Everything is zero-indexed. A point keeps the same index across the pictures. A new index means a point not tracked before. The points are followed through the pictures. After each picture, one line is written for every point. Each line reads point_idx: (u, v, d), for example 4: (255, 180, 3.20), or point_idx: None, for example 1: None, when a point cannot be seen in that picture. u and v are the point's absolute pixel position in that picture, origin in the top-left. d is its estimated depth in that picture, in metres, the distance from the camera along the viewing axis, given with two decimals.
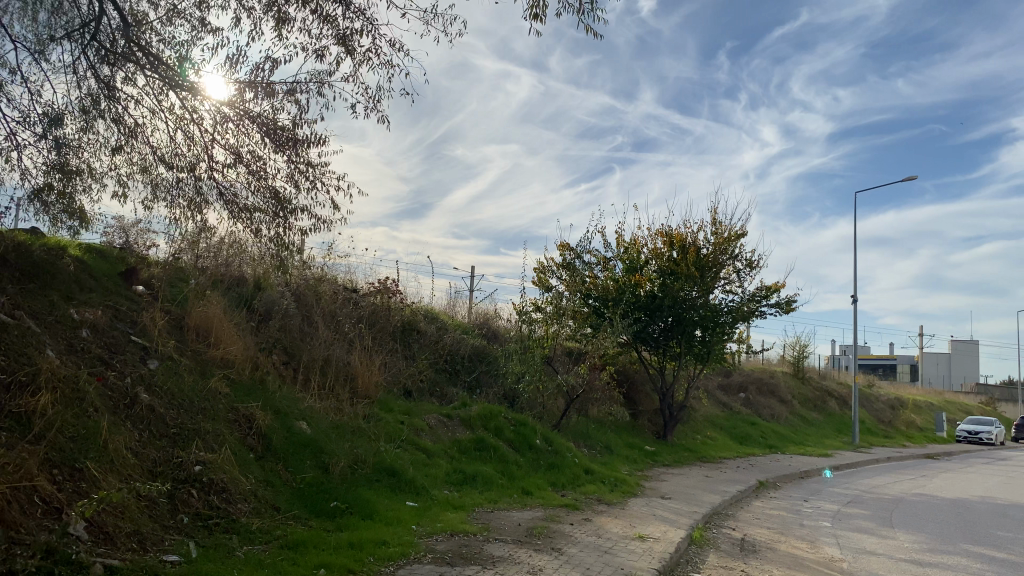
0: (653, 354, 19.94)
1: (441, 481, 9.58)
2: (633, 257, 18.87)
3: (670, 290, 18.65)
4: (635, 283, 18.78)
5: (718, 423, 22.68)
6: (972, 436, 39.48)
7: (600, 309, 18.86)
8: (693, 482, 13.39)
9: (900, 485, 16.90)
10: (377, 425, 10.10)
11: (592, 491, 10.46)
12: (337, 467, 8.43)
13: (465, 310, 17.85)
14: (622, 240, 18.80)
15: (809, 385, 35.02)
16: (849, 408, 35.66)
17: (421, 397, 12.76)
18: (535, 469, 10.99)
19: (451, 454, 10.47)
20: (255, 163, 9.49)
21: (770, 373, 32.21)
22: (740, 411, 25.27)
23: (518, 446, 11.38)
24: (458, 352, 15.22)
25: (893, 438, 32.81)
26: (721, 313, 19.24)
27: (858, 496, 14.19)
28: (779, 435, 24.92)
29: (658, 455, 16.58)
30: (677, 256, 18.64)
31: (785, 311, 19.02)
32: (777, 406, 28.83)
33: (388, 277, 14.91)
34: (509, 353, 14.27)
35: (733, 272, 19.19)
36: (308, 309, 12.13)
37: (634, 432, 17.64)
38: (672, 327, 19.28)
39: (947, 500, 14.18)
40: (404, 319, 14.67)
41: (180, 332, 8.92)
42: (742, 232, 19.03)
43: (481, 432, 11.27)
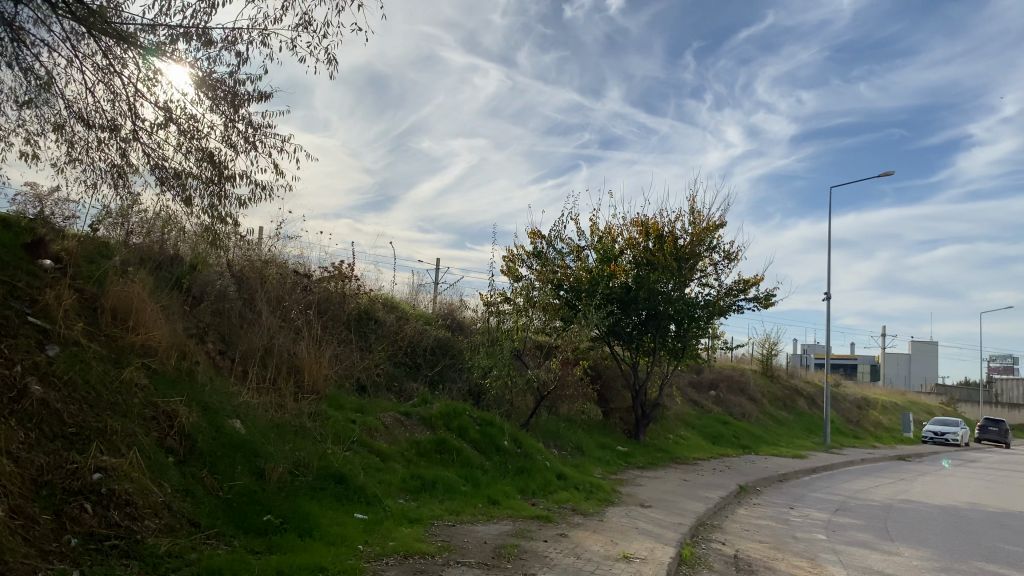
0: (626, 349, 18.96)
1: (395, 488, 8.48)
2: (607, 247, 17.84)
3: (646, 283, 17.67)
4: (609, 274, 17.76)
5: (691, 423, 21.78)
6: (938, 437, 39.23)
7: (572, 301, 17.81)
8: (672, 487, 12.39)
9: (883, 491, 16.10)
10: (325, 425, 8.94)
11: (566, 499, 9.39)
12: (274, 473, 7.31)
13: (428, 300, 16.68)
14: (596, 228, 17.77)
15: (778, 384, 34.40)
16: (817, 407, 35.10)
17: (377, 393, 11.59)
18: (503, 474, 9.90)
19: (409, 457, 9.37)
20: (187, 121, 8.25)
21: (741, 371, 31.49)
22: (712, 410, 24.42)
23: (484, 449, 10.28)
24: (420, 344, 14.06)
25: (862, 439, 32.27)
26: (697, 307, 18.32)
27: (845, 503, 13.32)
28: (752, 435, 24.12)
29: (631, 456, 15.58)
30: (654, 246, 17.65)
31: (764, 306, 18.11)
32: (748, 404, 28.07)
33: (344, 263, 13.70)
34: (476, 345, 13.15)
35: (711, 265, 18.24)
36: (252, 294, 10.93)
37: (606, 431, 16.64)
38: (647, 321, 18.30)
39: (938, 508, 13.36)
40: (361, 307, 13.47)
41: (94, 314, 7.68)
42: (721, 222, 18.07)
43: (443, 433, 10.16)
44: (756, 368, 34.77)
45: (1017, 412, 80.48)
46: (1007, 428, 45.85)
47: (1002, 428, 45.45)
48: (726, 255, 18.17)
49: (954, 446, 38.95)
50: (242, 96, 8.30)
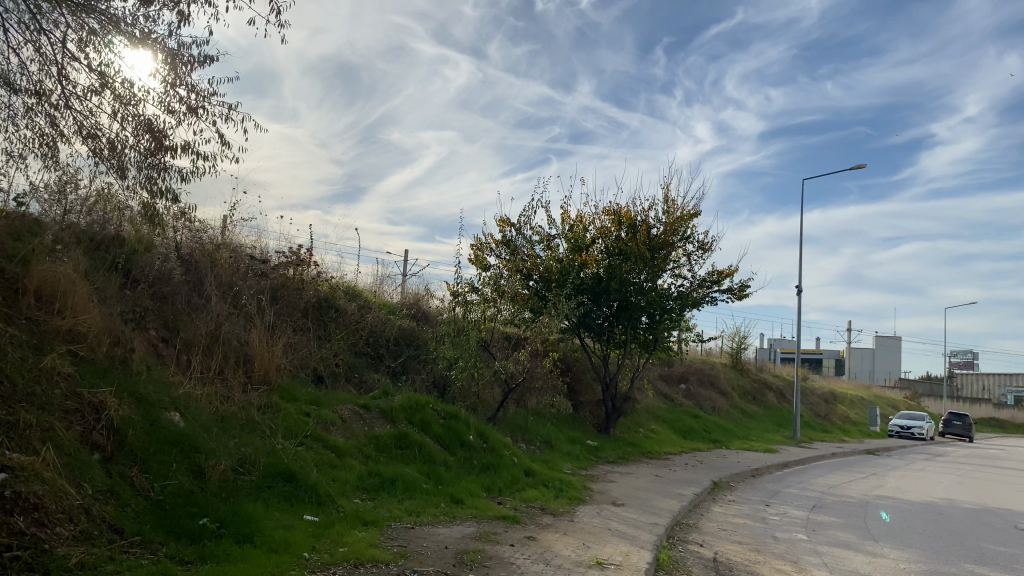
0: (597, 341, 18.46)
1: (350, 486, 7.86)
2: (578, 235, 17.29)
3: (618, 273, 17.15)
4: (580, 263, 17.21)
5: (661, 416, 21.33)
6: (904, 431, 39.32)
7: (542, 291, 17.24)
8: (644, 484, 11.88)
9: (858, 486, 15.77)
10: (275, 419, 8.29)
11: (535, 498, 8.83)
12: (215, 471, 6.67)
13: (392, 289, 16.01)
14: (567, 216, 17.21)
15: (747, 378, 34.17)
16: (786, 402, 34.95)
17: (335, 385, 10.92)
18: (468, 471, 9.31)
19: (367, 452, 8.75)
20: (123, 86, 7.53)
21: (711, 364, 31.18)
22: (682, 403, 24.03)
23: (448, 443, 9.68)
24: (382, 334, 13.39)
25: (831, 433, 32.15)
26: (669, 299, 17.86)
27: (821, 500, 12.91)
28: (722, 429, 23.76)
29: (602, 451, 15.06)
30: (626, 236, 17.14)
31: (738, 297, 17.69)
32: (718, 398, 27.74)
33: (303, 248, 13.01)
34: (441, 335, 12.52)
35: (684, 256, 17.77)
36: (201, 279, 10.22)
37: (576, 425, 16.10)
38: (619, 312, 17.79)
39: (915, 504, 13.01)
40: (319, 295, 12.77)
41: (16, 296, 6.96)
42: (695, 211, 17.59)
43: (405, 427, 9.55)
44: (725, 361, 34.48)
45: (978, 406, 81.60)
46: (971, 422, 46.20)
47: (966, 422, 45.78)
48: (700, 246, 17.72)
49: (919, 440, 39.09)
50: (184, 59, 7.62)
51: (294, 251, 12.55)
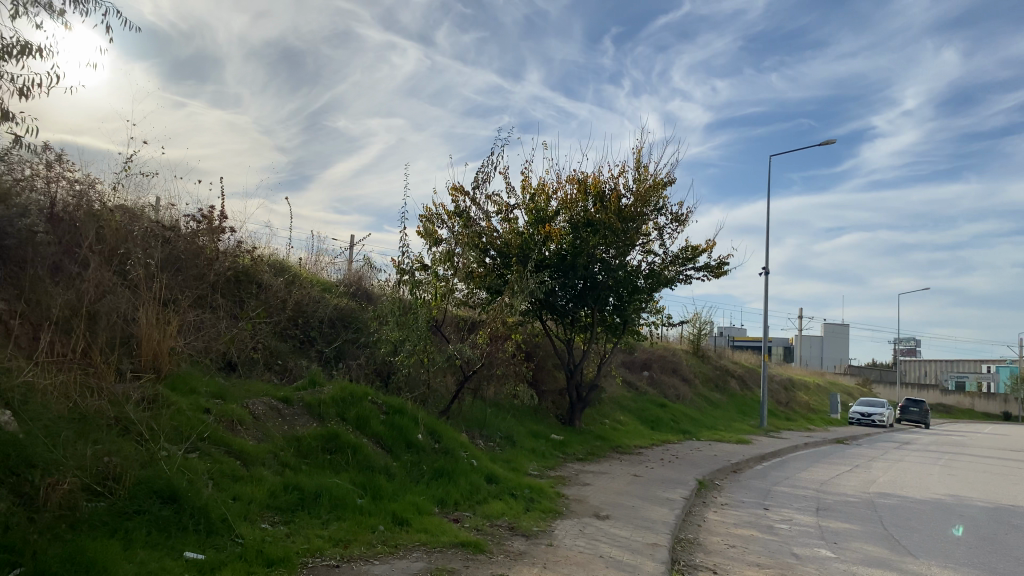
0: (560, 324, 16.78)
1: (257, 506, 5.95)
2: (541, 206, 15.44)
3: (585, 247, 15.34)
4: (544, 237, 15.37)
5: (627, 407, 19.63)
6: (864, 418, 38.44)
7: (500, 268, 15.35)
8: (625, 486, 10.11)
9: (849, 482, 14.24)
10: (158, 418, 6.30)
11: (499, 514, 6.98)
12: (53, 494, 4.70)
13: (331, 266, 13.97)
14: (528, 184, 15.34)
15: (709, 365, 32.76)
16: (748, 390, 33.69)
17: (251, 374, 8.90)
18: (415, 480, 7.40)
19: (283, 460, 6.83)
20: None
21: (673, 350, 29.63)
22: (648, 392, 22.39)
23: (391, 443, 7.77)
24: (314, 315, 11.38)
25: (796, 421, 30.96)
26: (639, 277, 16.16)
27: (821, 501, 11.29)
28: (690, 419, 22.18)
29: (569, 446, 13.27)
30: (594, 207, 15.36)
31: (715, 275, 16.04)
32: (682, 386, 26.20)
33: (217, 211, 10.95)
34: (384, 314, 10.54)
35: (656, 230, 16.05)
36: (77, 241, 8.14)
37: (538, 418, 14.27)
38: (585, 292, 16.02)
39: (926, 505, 11.50)
40: (235, 269, 10.73)
41: None
42: (669, 179, 15.88)
43: (335, 425, 7.61)
44: (686, 348, 32.96)
45: (925, 392, 82.21)
46: (927, 408, 45.68)
47: (922, 408, 45.19)
48: (674, 219, 16.04)
49: (879, 427, 38.28)
50: None
51: (204, 215, 10.49)
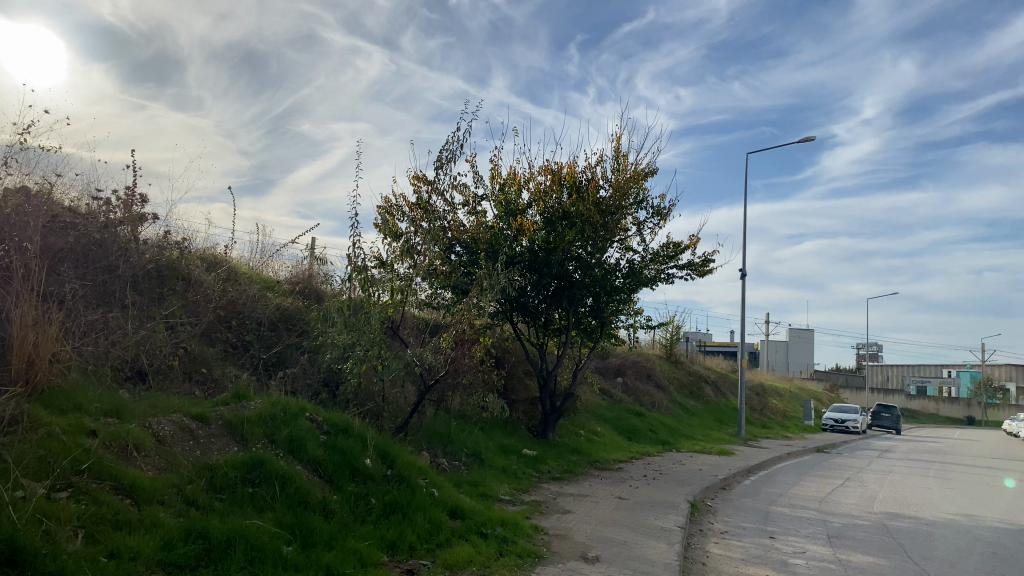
0: (532, 327, 15.38)
1: (144, 564, 4.49)
2: (512, 197, 14.05)
3: (560, 242, 13.98)
4: (515, 231, 13.98)
5: (603, 416, 18.29)
6: (838, 425, 37.53)
7: (467, 265, 13.92)
8: (611, 514, 8.73)
9: (849, 499, 13.01)
10: (16, 445, 4.81)
11: (466, 563, 5.56)
12: None
13: (277, 263, 12.43)
14: (497, 173, 13.94)
15: (682, 370, 31.54)
16: (722, 397, 32.57)
17: (166, 385, 7.39)
18: (360, 517, 5.95)
19: (188, 496, 5.34)
20: None
21: (646, 355, 28.34)
22: (622, 401, 21.06)
23: (332, 471, 6.32)
24: (251, 317, 9.86)
25: (773, 429, 29.88)
26: (617, 276, 14.83)
27: (830, 526, 10.02)
28: (667, 429, 20.91)
29: (543, 463, 11.87)
30: (569, 199, 14.01)
31: (699, 274, 14.75)
32: (656, 393, 24.93)
33: (137, 195, 9.39)
34: (331, 314, 9.03)
35: (636, 224, 14.73)
36: None
37: (508, 431, 12.85)
38: (560, 293, 14.65)
39: (943, 529, 10.31)
40: (156, 262, 9.18)
41: None
42: (650, 169, 14.57)
43: (262, 451, 6.12)
44: (658, 353, 31.67)
45: (891, 397, 82.18)
46: (899, 414, 45.06)
47: (895, 413, 44.52)
48: (656, 212, 14.73)
49: (853, 434, 37.42)
50: None
51: (119, 198, 8.93)
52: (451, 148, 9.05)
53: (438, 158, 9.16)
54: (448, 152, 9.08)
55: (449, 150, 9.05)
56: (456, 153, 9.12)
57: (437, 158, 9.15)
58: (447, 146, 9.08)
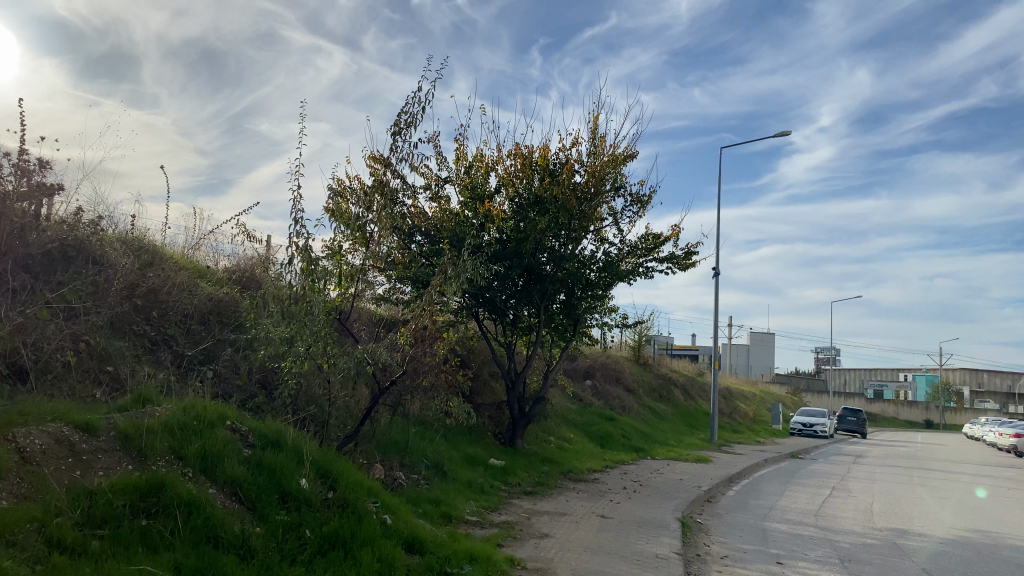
0: (500, 325, 14.09)
1: None
2: (478, 181, 12.74)
3: (532, 231, 12.71)
4: (482, 218, 12.68)
5: (573, 422, 17.08)
6: (805, 429, 36.84)
7: (428, 255, 12.58)
8: (596, 538, 7.47)
9: (845, 512, 11.94)
10: None
11: None
12: None
13: (213, 250, 11.00)
14: (463, 153, 12.61)
15: (650, 373, 30.46)
16: (691, 401, 31.60)
17: (55, 387, 5.98)
18: (290, 559, 4.61)
19: (53, 534, 3.97)
20: None
21: (614, 357, 27.21)
22: (592, 405, 19.87)
23: (256, 495, 4.97)
24: (175, 307, 8.44)
25: (744, 434, 28.94)
26: (592, 269, 13.63)
27: (838, 546, 8.88)
28: (640, 434, 19.77)
29: (512, 475, 10.59)
30: (541, 183, 12.77)
31: (681, 267, 13.61)
32: (625, 396, 23.80)
33: (38, 162, 7.98)
34: (258, 304, 7.58)
35: (613, 213, 13.53)
36: None
37: (473, 439, 11.56)
38: (530, 287, 13.39)
39: (961, 548, 9.23)
40: (58, 240, 7.72)
41: None
42: (629, 153, 13.38)
43: (165, 471, 4.74)
44: (625, 355, 30.56)
45: (852, 401, 82.34)
46: (865, 417, 44.60)
47: (860, 417, 44.07)
48: (635, 200, 13.56)
49: (822, 438, 36.70)
50: None
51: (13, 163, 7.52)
52: (412, 109, 7.73)
53: (397, 122, 7.83)
54: (409, 114, 7.75)
55: (410, 112, 7.73)
56: (417, 116, 7.79)
57: (396, 122, 7.82)
58: (408, 107, 7.76)
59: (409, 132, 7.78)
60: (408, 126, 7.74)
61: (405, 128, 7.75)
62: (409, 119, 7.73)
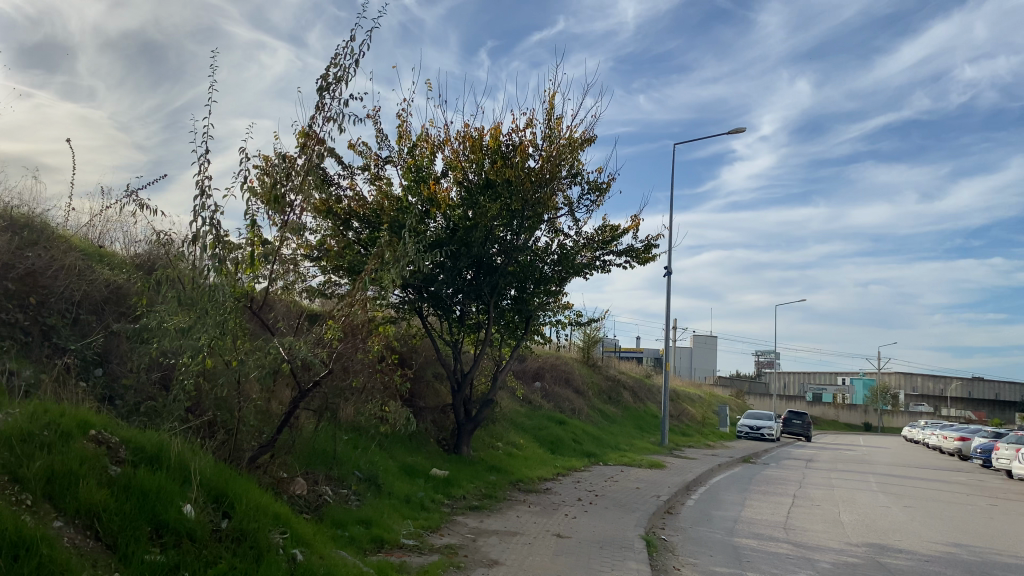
0: (446, 323, 12.93)
1: None
2: (423, 162, 11.58)
3: (481, 218, 11.59)
4: (426, 203, 11.53)
5: (522, 426, 16.02)
6: (752, 432, 36.44)
7: (367, 242, 11.38)
8: (553, 564, 6.40)
9: (814, 525, 11.10)
10: None
11: None
12: None
13: (119, 232, 9.65)
14: (406, 131, 11.44)
15: (600, 375, 29.61)
16: (640, 404, 30.85)
17: None
18: None
19: None
20: None
21: (563, 358, 26.26)
22: (542, 408, 18.85)
23: (119, 529, 3.77)
24: (60, 294, 7.13)
25: (694, 438, 28.26)
26: (545, 262, 12.59)
27: (821, 567, 7.97)
28: (591, 438, 18.82)
29: (456, 487, 9.47)
30: (491, 167, 11.69)
31: (640, 260, 12.66)
32: (575, 398, 22.84)
33: None
34: (154, 288, 6.32)
35: (569, 201, 12.51)
36: None
37: (414, 448, 10.41)
38: (478, 280, 12.27)
39: (948, 567, 8.40)
40: None
41: None
42: (587, 136, 12.37)
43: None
44: (574, 356, 29.64)
45: (795, 404, 83.04)
46: (810, 420, 44.51)
47: (806, 420, 43.96)
48: (592, 187, 12.57)
49: (769, 442, 36.32)
50: None
51: None
52: (343, 61, 6.57)
53: (325, 77, 6.67)
54: (338, 67, 6.60)
55: (340, 65, 6.58)
56: (349, 70, 6.65)
57: (324, 76, 6.66)
58: (338, 59, 6.61)
59: (339, 88, 6.62)
60: (338, 81, 6.58)
61: (334, 84, 6.59)
62: (339, 73, 6.58)
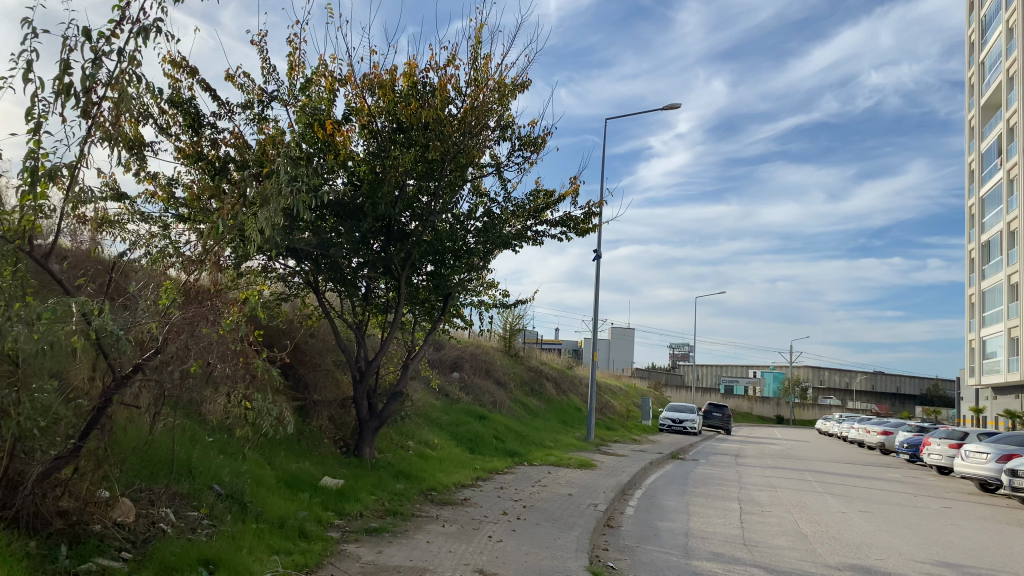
0: (348, 302, 10.92)
1: None
2: (322, 103, 9.53)
3: (390, 172, 9.61)
4: (324, 154, 9.49)
5: (437, 422, 14.11)
6: (675, 426, 35.37)
7: None
8: None
9: (776, 539, 9.55)
10: None
11: None
12: None
13: None
14: (299, 62, 9.36)
15: (522, 366, 27.89)
16: (563, 396, 29.28)
17: None
18: None
19: None
20: None
21: (484, 347, 24.41)
22: (460, 401, 16.96)
23: None
24: None
25: (620, 433, 26.84)
26: (468, 232, 10.70)
27: None
28: (513, 435, 17.04)
29: (350, 502, 7.48)
30: (404, 111, 9.71)
31: (577, 230, 10.89)
32: (497, 391, 21.03)
33: None
34: None
35: (496, 160, 10.63)
36: None
37: (300, 453, 8.39)
38: (388, 251, 10.29)
39: None
40: None
41: None
42: (520, 83, 10.51)
43: None
44: (495, 346, 27.82)
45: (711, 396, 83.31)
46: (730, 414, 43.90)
47: (727, 415, 43.26)
48: (525, 144, 10.72)
49: (692, 436, 35.28)
50: None
51: None
52: None
53: None
54: None
55: None
56: None
57: None
58: None
59: None
60: None
61: None
62: None
